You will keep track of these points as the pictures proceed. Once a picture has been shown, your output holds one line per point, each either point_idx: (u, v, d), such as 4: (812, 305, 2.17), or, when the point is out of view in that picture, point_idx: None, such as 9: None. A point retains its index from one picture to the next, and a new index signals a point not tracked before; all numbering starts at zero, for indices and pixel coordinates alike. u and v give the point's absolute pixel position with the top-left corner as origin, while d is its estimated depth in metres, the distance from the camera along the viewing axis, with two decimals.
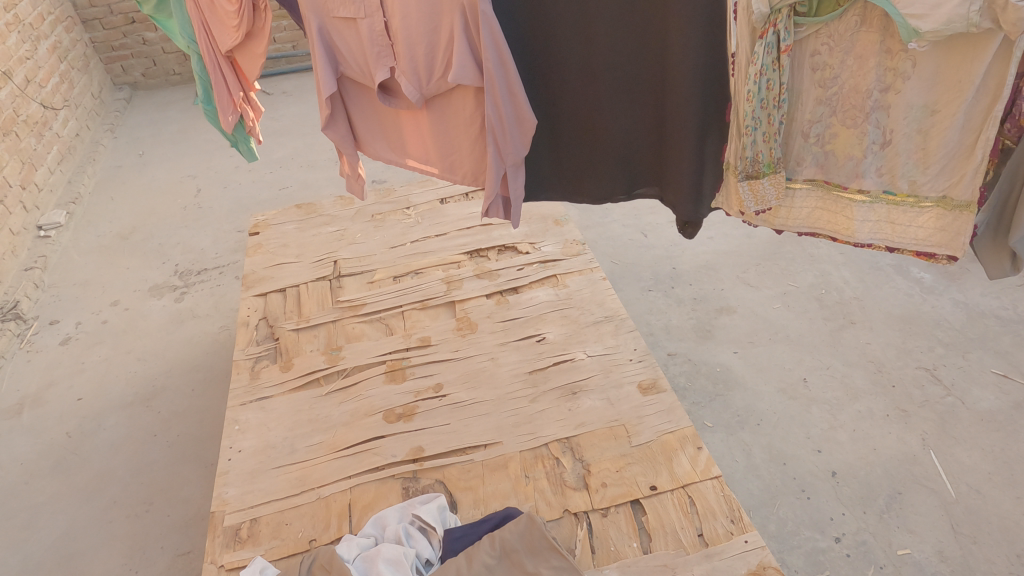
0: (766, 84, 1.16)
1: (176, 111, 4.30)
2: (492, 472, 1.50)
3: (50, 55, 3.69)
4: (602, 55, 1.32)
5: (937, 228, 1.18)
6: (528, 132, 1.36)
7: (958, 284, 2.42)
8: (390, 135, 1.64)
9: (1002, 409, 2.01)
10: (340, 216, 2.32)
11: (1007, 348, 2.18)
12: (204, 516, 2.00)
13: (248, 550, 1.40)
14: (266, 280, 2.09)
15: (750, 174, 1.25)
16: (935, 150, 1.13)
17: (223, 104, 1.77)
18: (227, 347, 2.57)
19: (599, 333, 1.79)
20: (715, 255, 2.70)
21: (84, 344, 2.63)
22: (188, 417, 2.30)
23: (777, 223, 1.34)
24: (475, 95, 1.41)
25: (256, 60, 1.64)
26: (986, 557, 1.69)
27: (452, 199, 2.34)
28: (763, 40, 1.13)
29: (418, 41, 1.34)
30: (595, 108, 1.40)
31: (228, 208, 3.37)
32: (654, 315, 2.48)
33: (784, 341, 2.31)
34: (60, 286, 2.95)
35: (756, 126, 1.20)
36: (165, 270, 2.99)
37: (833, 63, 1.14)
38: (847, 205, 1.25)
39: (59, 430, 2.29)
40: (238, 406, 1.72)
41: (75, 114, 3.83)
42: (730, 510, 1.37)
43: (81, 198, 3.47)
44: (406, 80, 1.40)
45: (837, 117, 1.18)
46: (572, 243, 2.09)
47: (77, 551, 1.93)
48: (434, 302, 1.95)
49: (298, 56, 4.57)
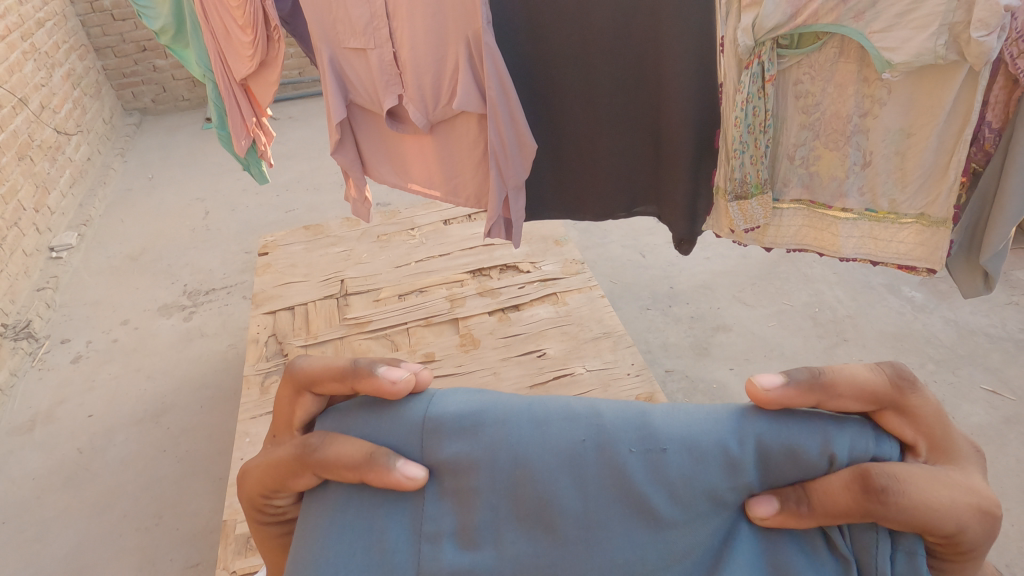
0: (753, 111, 1.23)
1: (184, 136, 4.40)
2: None
3: (64, 82, 3.80)
4: (601, 82, 1.40)
5: (917, 243, 1.26)
6: (529, 156, 1.45)
7: (949, 302, 2.48)
8: (394, 159, 1.72)
9: (992, 423, 2.06)
10: (346, 237, 2.40)
11: (997, 364, 2.24)
12: (213, 529, 2.05)
13: (259, 557, 1.45)
14: (275, 299, 2.16)
15: (739, 195, 1.32)
16: (912, 170, 1.21)
17: (236, 130, 1.85)
18: (236, 364, 2.63)
19: (597, 348, 1.86)
20: (711, 274, 2.77)
21: (95, 363, 2.69)
22: (197, 433, 2.36)
23: (766, 240, 1.41)
24: (478, 121, 1.49)
25: (270, 87, 1.73)
26: None
27: (455, 220, 2.42)
28: (749, 70, 1.20)
29: (425, 70, 1.42)
30: (595, 132, 1.48)
31: (236, 230, 3.45)
32: (652, 333, 2.54)
33: (778, 358, 2.37)
34: (71, 306, 3.02)
35: (744, 149, 1.26)
36: (174, 290, 3.05)
37: (815, 90, 1.22)
38: (832, 222, 1.33)
39: (70, 446, 2.34)
40: (249, 419, 1.77)
41: (88, 139, 3.94)
42: None
43: (92, 220, 3.56)
44: (413, 107, 1.48)
45: (821, 140, 1.26)
46: (572, 262, 2.16)
47: (88, 564, 1.98)
48: (438, 319, 2.01)
49: (304, 82, 4.71)
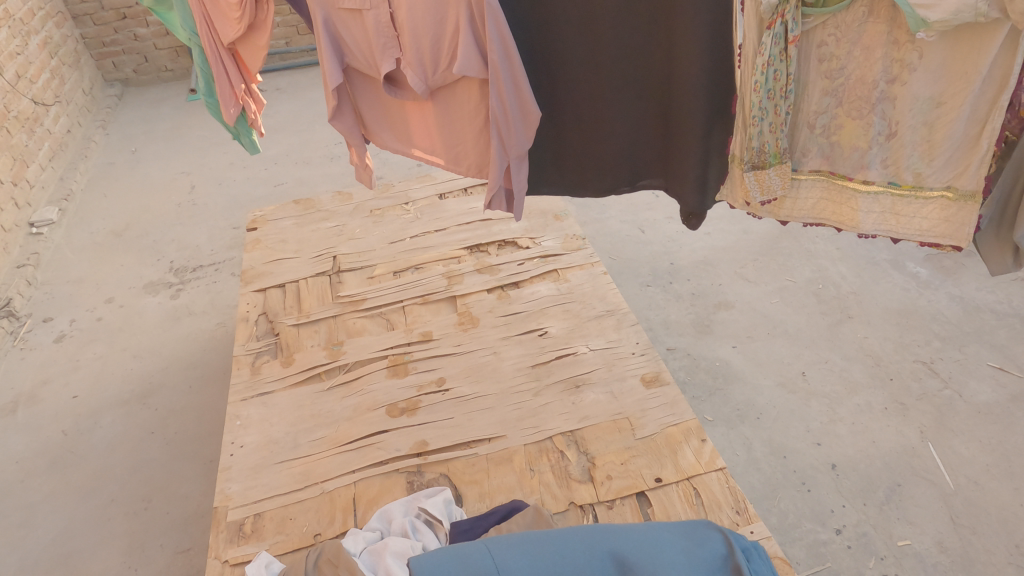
0: (773, 75, 1.17)
1: (168, 108, 4.26)
2: (496, 466, 1.50)
3: (41, 50, 3.64)
4: (607, 46, 1.32)
5: (942, 219, 1.19)
6: (532, 125, 1.37)
7: (954, 279, 2.43)
8: (395, 125, 1.63)
9: (999, 402, 2.02)
10: (339, 212, 2.31)
11: (1003, 341, 2.20)
12: (204, 513, 1.99)
13: (252, 545, 1.39)
14: (265, 276, 2.08)
15: (756, 164, 1.26)
16: (940, 142, 1.14)
17: (225, 97, 1.75)
18: (225, 343, 2.55)
19: (601, 326, 1.79)
20: (713, 250, 2.71)
21: (79, 342, 2.61)
22: (186, 414, 2.29)
23: (782, 214, 1.34)
24: (479, 88, 1.41)
25: (258, 52, 1.63)
26: (986, 547, 1.70)
27: (451, 194, 2.34)
28: (771, 30, 1.13)
29: (424, 33, 1.34)
30: (598, 102, 1.40)
31: (224, 205, 3.34)
32: (653, 310, 2.49)
33: (782, 336, 2.32)
34: (53, 283, 2.92)
35: (762, 116, 1.21)
36: (160, 267, 2.96)
37: (840, 54, 1.14)
38: (852, 196, 1.26)
39: (54, 428, 2.27)
40: (239, 402, 1.71)
41: (67, 111, 3.80)
42: (735, 501, 1.37)
43: (73, 194, 3.44)
44: (411, 72, 1.39)
45: (843, 108, 1.19)
46: (573, 238, 2.09)
47: (75, 550, 1.92)
48: (435, 297, 1.94)
49: (292, 53, 4.57)
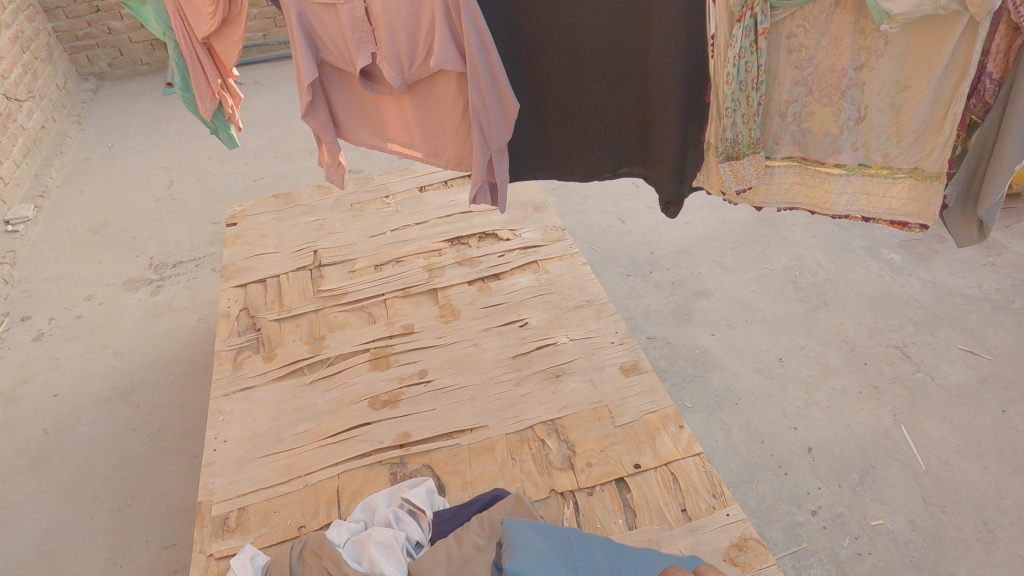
0: (744, 67, 1.18)
1: (145, 102, 4.21)
2: (478, 455, 1.52)
3: (12, 45, 3.58)
4: (587, 35, 1.34)
5: (910, 199, 1.22)
6: (511, 116, 1.38)
7: (927, 264, 2.48)
8: (372, 118, 1.63)
9: (969, 383, 2.08)
10: (319, 206, 2.32)
11: (973, 324, 2.25)
12: (189, 508, 2.00)
13: (237, 538, 1.40)
14: (245, 271, 2.08)
15: (730, 155, 1.28)
16: (907, 124, 1.17)
17: (201, 92, 1.73)
18: (207, 339, 2.55)
19: (580, 316, 1.82)
20: (691, 239, 2.74)
21: (58, 340, 2.59)
22: (169, 410, 2.29)
23: (757, 200, 1.36)
24: (457, 81, 1.42)
25: (234, 47, 1.62)
26: (956, 525, 1.75)
27: (431, 186, 2.35)
28: (741, 23, 1.15)
29: (400, 27, 1.34)
30: (580, 89, 1.42)
31: (203, 200, 3.32)
32: (633, 299, 2.52)
33: (759, 322, 2.36)
34: (31, 281, 2.89)
35: (735, 107, 1.22)
36: (139, 263, 2.94)
37: (809, 44, 1.17)
38: (825, 179, 1.29)
39: (35, 427, 2.26)
40: (222, 397, 1.71)
41: (41, 106, 3.74)
42: (711, 485, 1.40)
43: (49, 191, 3.40)
44: (387, 66, 1.39)
45: (814, 96, 1.21)
46: (552, 229, 2.11)
47: (58, 549, 1.91)
48: (417, 290, 1.95)
49: (270, 45, 4.54)
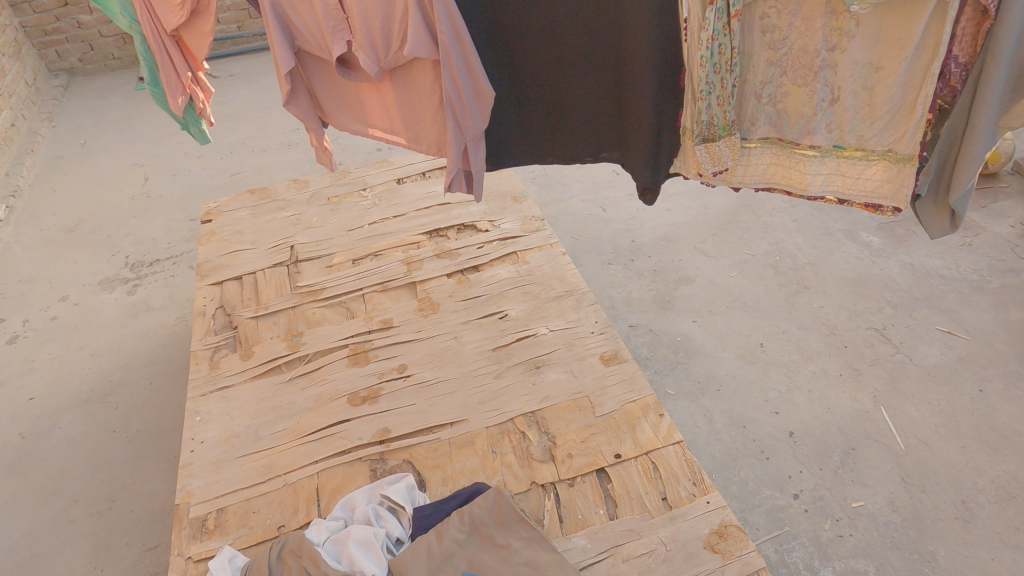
0: (718, 49, 1.17)
1: (118, 98, 4.14)
2: (459, 450, 1.51)
3: None
4: (561, 16, 1.31)
5: (885, 180, 1.21)
6: (487, 104, 1.36)
7: (905, 246, 2.50)
8: (353, 104, 1.61)
9: (947, 363, 2.10)
10: (296, 200, 2.29)
11: (951, 305, 2.27)
12: (170, 509, 1.97)
13: (215, 540, 1.39)
14: (221, 268, 2.05)
15: (706, 137, 1.27)
16: (880, 106, 1.16)
17: (171, 86, 1.70)
18: (185, 337, 2.51)
19: (561, 307, 1.81)
20: (672, 226, 2.74)
21: (34, 342, 2.55)
22: (148, 411, 2.26)
23: (734, 180, 1.36)
24: (433, 68, 1.39)
25: (204, 39, 1.59)
26: (935, 505, 1.77)
27: (409, 178, 2.32)
28: (713, 5, 1.13)
29: (373, 14, 1.31)
30: (558, 71, 1.40)
31: (179, 197, 3.27)
32: (615, 288, 2.51)
33: (741, 308, 2.36)
34: (4, 283, 2.84)
35: (710, 90, 1.21)
36: (115, 262, 2.89)
37: (782, 25, 1.16)
38: (800, 160, 1.29)
39: (11, 431, 2.22)
40: (199, 397, 1.69)
41: (10, 104, 3.66)
42: (692, 473, 1.40)
43: (21, 190, 3.34)
44: (363, 54, 1.37)
45: (788, 76, 1.21)
46: (531, 220, 2.09)
47: (39, 553, 1.89)
48: (395, 284, 1.94)
49: (245, 37, 4.46)
